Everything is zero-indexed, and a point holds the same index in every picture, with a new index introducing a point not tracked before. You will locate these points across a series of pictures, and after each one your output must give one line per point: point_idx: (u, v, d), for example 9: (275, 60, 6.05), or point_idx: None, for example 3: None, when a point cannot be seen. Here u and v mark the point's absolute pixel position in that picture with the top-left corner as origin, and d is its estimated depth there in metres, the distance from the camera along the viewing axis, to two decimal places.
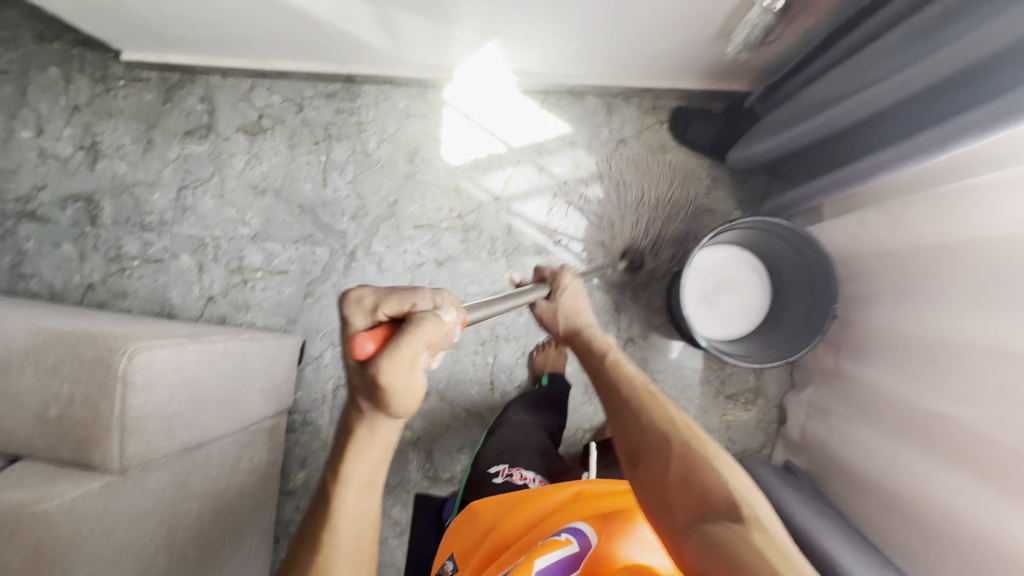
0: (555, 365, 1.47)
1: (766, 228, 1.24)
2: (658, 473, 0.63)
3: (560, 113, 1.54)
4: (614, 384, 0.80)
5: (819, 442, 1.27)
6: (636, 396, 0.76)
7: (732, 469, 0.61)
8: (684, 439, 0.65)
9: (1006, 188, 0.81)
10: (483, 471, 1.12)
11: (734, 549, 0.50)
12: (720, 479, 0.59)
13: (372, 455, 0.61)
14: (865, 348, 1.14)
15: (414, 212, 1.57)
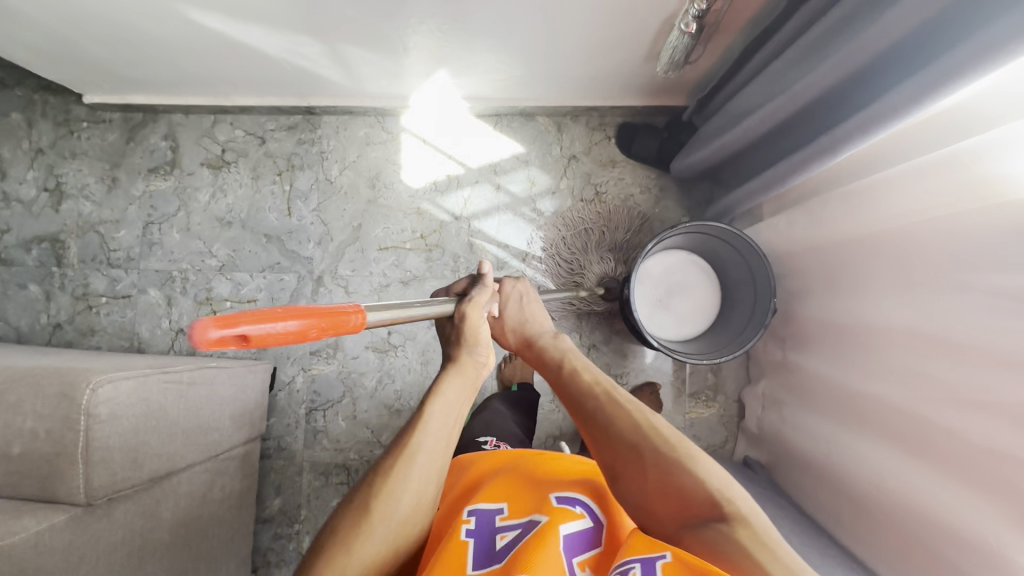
0: (523, 374, 1.53)
1: (709, 233, 1.31)
2: (640, 483, 0.67)
3: (513, 134, 1.62)
4: (576, 390, 0.81)
5: (774, 432, 1.34)
6: (599, 401, 0.78)
7: (706, 465, 0.67)
8: (655, 443, 0.69)
9: (898, 184, 0.89)
10: (471, 438, 1.19)
11: (722, 545, 0.55)
12: (697, 480, 0.64)
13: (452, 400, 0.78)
14: (806, 340, 1.22)
15: (379, 235, 1.62)
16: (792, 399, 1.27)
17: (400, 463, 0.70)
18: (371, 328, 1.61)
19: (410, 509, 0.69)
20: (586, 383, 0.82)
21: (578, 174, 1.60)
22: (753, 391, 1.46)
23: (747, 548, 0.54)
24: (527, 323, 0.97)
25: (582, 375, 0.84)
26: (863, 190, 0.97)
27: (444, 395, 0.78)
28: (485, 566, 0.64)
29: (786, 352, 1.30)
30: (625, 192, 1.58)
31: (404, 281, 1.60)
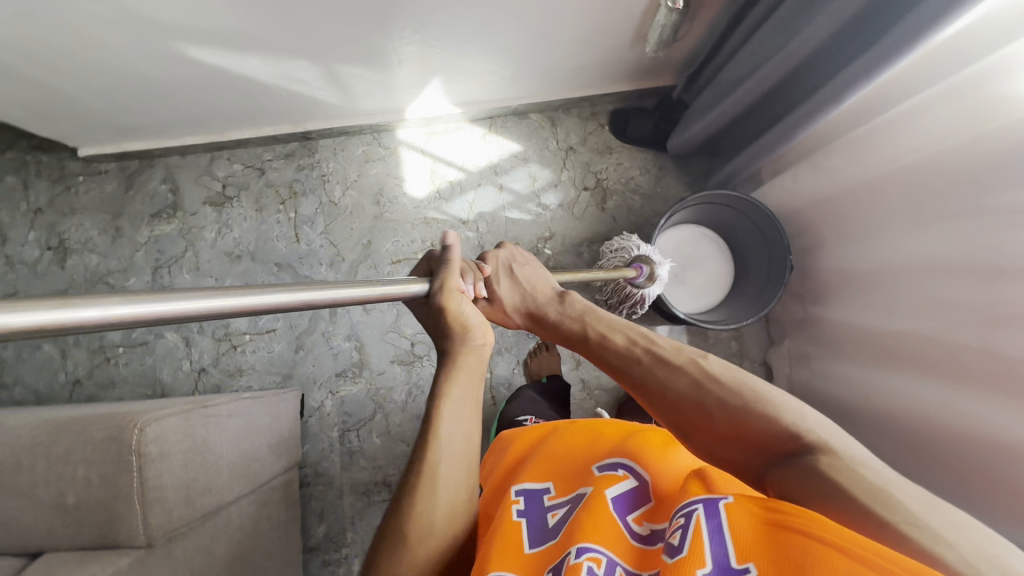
0: (550, 367, 1.52)
1: (717, 202, 1.34)
2: (710, 433, 0.67)
3: (508, 133, 1.65)
4: (616, 355, 0.78)
5: (806, 388, 1.36)
6: (645, 363, 0.75)
7: (778, 402, 0.65)
8: (719, 395, 0.67)
9: (895, 126, 0.93)
10: (511, 418, 1.28)
11: (809, 480, 0.56)
12: (772, 422, 0.63)
13: (467, 379, 0.74)
14: (826, 292, 1.24)
15: (389, 249, 1.63)
16: (821, 352, 1.29)
17: (420, 485, 0.67)
18: (393, 342, 1.62)
19: (452, 492, 0.68)
20: (624, 347, 0.78)
21: (577, 165, 1.63)
22: (778, 351, 1.48)
23: (833, 478, 0.54)
24: (525, 297, 0.91)
25: (617, 338, 0.79)
26: (863, 137, 1.01)
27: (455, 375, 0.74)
28: (541, 544, 0.65)
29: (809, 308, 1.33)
30: (626, 176, 1.62)
31: None
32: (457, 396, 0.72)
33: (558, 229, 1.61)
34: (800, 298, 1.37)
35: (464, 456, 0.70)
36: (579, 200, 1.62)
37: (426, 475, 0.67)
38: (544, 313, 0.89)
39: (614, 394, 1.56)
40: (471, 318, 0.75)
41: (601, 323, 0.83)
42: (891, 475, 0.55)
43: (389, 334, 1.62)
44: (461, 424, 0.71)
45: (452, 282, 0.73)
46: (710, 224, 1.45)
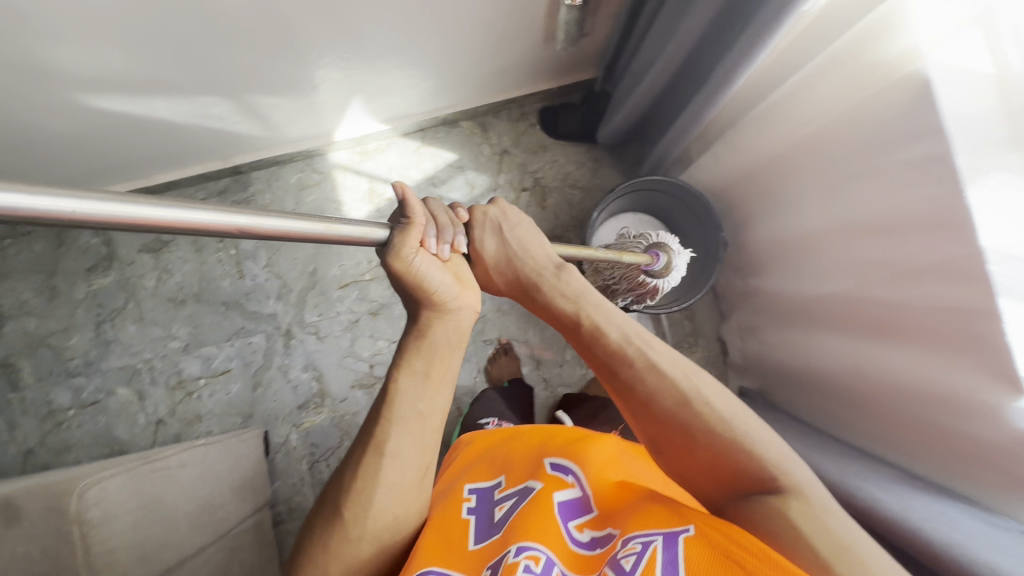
0: (510, 371, 1.54)
1: (648, 187, 1.37)
2: (685, 456, 0.68)
3: (441, 143, 1.65)
4: (608, 357, 0.76)
5: (757, 358, 1.39)
6: (639, 369, 0.73)
7: (764, 438, 0.66)
8: (704, 419, 0.68)
9: (790, 100, 0.96)
10: (473, 421, 1.29)
11: (769, 517, 0.58)
12: (751, 456, 0.64)
13: (431, 350, 0.75)
14: (760, 262, 1.27)
15: (336, 273, 1.62)
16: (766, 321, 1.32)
17: (375, 449, 0.71)
18: (352, 366, 1.60)
19: (398, 467, 0.71)
20: (619, 347, 0.76)
21: (513, 166, 1.64)
22: (729, 325, 1.51)
23: (797, 527, 0.56)
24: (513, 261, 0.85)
25: (611, 338, 0.77)
26: (762, 113, 1.04)
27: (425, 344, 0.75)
28: (484, 541, 0.69)
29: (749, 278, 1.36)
30: (562, 172, 1.63)
31: (371, 312, 1.61)
32: (416, 366, 0.74)
33: None
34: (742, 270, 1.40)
35: (415, 432, 0.72)
36: (520, 201, 1.62)
37: (374, 441, 0.71)
38: (534, 289, 0.84)
39: (578, 389, 1.58)
40: (436, 287, 0.74)
41: (597, 319, 0.79)
42: (851, 530, 0.57)
43: (347, 359, 1.60)
44: (421, 400, 0.73)
45: (408, 244, 0.70)
46: (646, 208, 1.47)
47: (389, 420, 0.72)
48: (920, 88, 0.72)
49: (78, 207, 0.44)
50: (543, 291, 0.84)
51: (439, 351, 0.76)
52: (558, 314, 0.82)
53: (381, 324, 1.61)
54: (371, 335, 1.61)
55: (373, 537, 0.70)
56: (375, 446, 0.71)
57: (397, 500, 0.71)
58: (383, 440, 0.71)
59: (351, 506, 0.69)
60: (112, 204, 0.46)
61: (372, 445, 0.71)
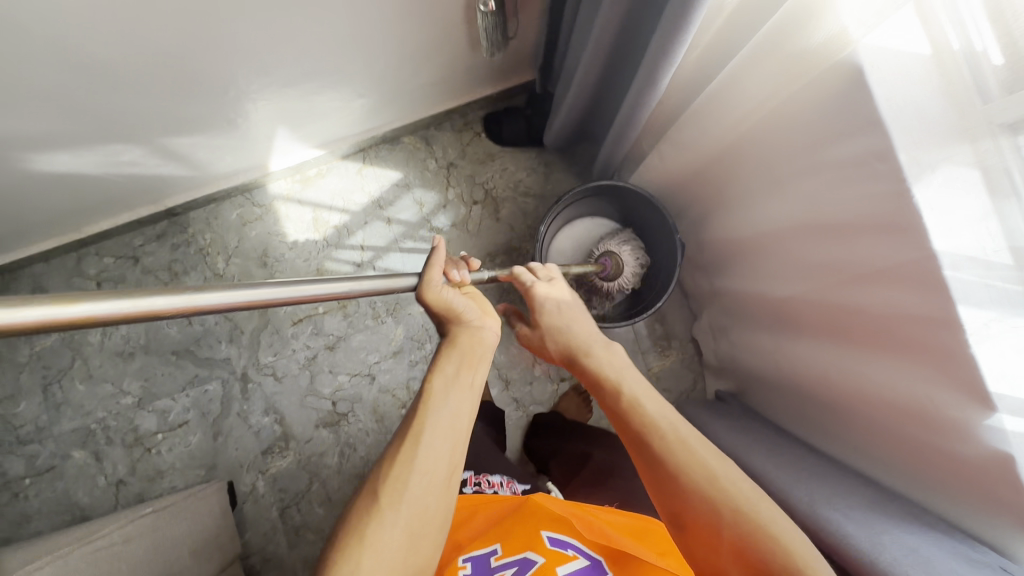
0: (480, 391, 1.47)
1: (598, 191, 1.29)
2: (709, 543, 0.61)
3: (384, 163, 1.57)
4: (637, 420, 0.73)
5: (730, 359, 1.32)
6: (669, 430, 0.70)
7: (792, 531, 0.58)
8: (735, 500, 0.61)
9: (718, 101, 0.88)
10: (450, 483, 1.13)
11: None
12: (778, 550, 0.56)
13: (457, 358, 0.86)
14: (721, 262, 1.20)
15: (288, 310, 1.55)
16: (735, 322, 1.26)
17: (406, 451, 0.71)
18: (314, 405, 1.53)
19: (433, 453, 0.72)
20: (653, 407, 0.74)
21: (462, 180, 1.56)
22: (699, 326, 1.44)
23: None
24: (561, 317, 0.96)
25: (644, 402, 0.75)
26: (693, 116, 0.96)
27: (446, 362, 0.85)
28: None
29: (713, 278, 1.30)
30: (514, 181, 1.55)
31: (329, 346, 1.54)
32: (449, 373, 0.82)
33: (456, 250, 1.54)
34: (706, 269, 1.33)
35: (450, 437, 0.75)
36: (472, 215, 1.55)
37: (411, 438, 0.73)
38: (578, 346, 0.91)
39: (551, 406, 1.51)
40: (463, 309, 0.93)
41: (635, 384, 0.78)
42: None
43: (308, 398, 1.53)
44: (455, 407, 0.78)
45: (431, 275, 0.88)
46: (601, 211, 1.40)
47: (420, 435, 0.73)
48: (853, 76, 0.65)
49: (118, 306, 0.49)
50: (589, 353, 0.88)
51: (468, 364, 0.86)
52: (597, 375, 0.83)
53: (340, 359, 1.54)
54: (330, 371, 1.54)
55: (401, 542, 0.65)
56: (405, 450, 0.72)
57: (427, 506, 0.69)
58: (420, 439, 0.73)
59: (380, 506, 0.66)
60: (143, 299, 0.51)
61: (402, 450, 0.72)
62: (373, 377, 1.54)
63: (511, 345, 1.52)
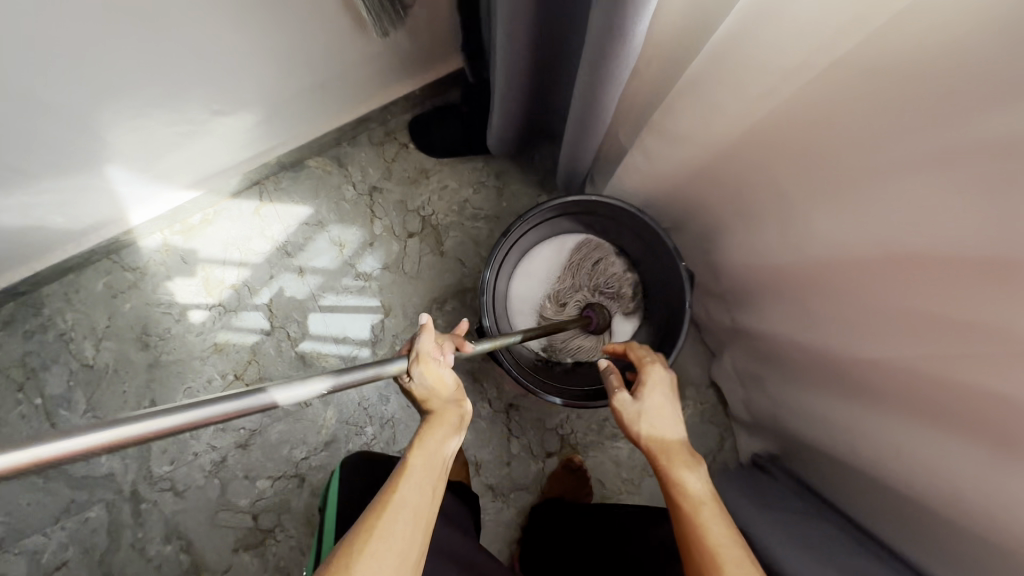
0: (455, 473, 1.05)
1: (566, 208, 0.93)
2: None
3: (288, 196, 1.20)
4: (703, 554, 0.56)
5: (770, 416, 0.96)
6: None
7: None
8: None
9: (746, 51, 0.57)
10: None
11: None
12: None
13: (440, 448, 0.61)
14: (764, 295, 0.86)
15: (184, 401, 1.19)
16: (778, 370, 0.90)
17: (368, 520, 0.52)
18: (230, 522, 1.16)
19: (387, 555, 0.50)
20: (729, 531, 0.57)
21: (390, 208, 1.19)
22: (721, 370, 1.07)
23: None
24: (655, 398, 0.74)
25: (721, 527, 0.58)
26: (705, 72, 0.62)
27: (429, 444, 0.61)
28: None
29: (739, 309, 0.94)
30: (458, 201, 1.19)
31: (240, 444, 1.18)
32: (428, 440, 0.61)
33: (392, 299, 1.18)
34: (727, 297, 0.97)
35: (422, 512, 0.55)
36: (408, 252, 1.18)
37: (380, 503, 0.53)
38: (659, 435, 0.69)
39: (537, 490, 1.14)
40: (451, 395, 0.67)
41: (712, 505, 0.60)
42: None
43: (219, 513, 1.17)
44: (429, 472, 0.58)
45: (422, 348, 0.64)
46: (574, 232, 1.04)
47: (386, 501, 0.54)
48: None
49: (100, 438, 0.40)
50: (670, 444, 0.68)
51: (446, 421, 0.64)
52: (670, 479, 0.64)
53: (256, 458, 1.18)
54: (245, 475, 1.17)
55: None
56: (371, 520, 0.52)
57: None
58: (390, 504, 0.53)
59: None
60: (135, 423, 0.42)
61: (364, 520, 0.52)
62: (303, 477, 1.18)
63: (475, 417, 1.16)
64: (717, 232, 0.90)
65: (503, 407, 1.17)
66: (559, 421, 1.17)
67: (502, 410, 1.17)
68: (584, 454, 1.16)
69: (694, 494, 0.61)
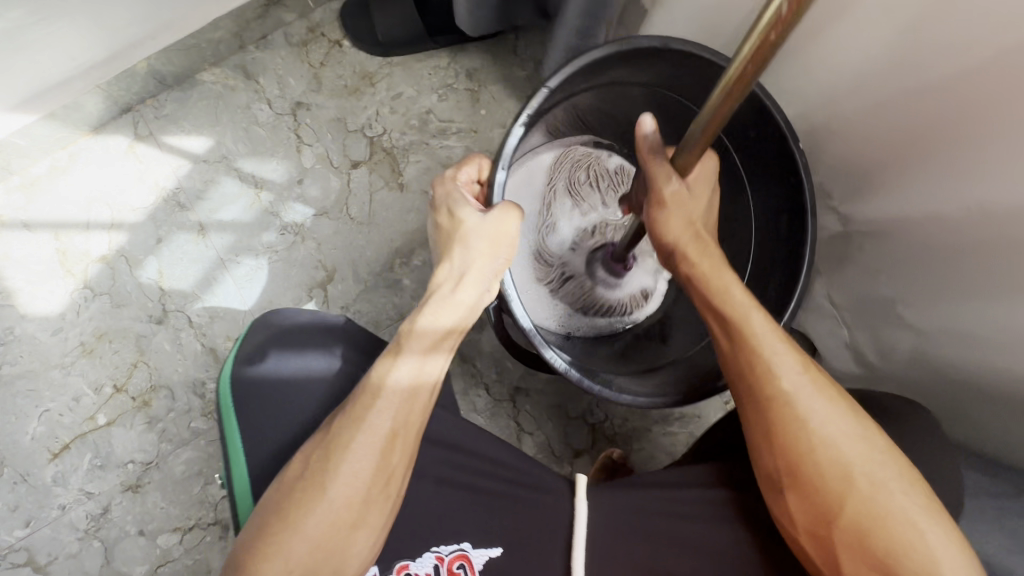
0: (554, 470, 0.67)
1: (609, 78, 0.61)
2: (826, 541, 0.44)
3: (174, 124, 0.84)
4: (806, 444, 0.46)
5: (906, 358, 0.65)
6: (843, 477, 0.45)
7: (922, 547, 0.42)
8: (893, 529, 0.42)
9: None
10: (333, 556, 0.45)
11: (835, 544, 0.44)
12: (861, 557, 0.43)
13: (443, 319, 0.53)
14: (902, 156, 0.57)
15: (41, 432, 0.80)
16: (927, 280, 0.59)
17: (337, 425, 0.48)
18: None
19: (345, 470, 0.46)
20: (845, 420, 0.46)
21: (324, 130, 0.85)
22: (809, 307, 0.76)
23: None
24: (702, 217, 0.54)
25: (831, 412, 0.46)
26: None
27: (429, 321, 0.52)
28: None
29: (849, 200, 0.65)
30: (419, 113, 0.86)
31: (129, 487, 0.80)
32: (421, 322, 0.52)
33: (337, 255, 0.83)
34: (827, 186, 0.67)
35: (416, 405, 0.50)
36: (354, 189, 0.84)
37: (368, 389, 0.49)
38: (727, 285, 0.52)
39: None
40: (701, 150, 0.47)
41: (817, 381, 0.48)
42: None
43: None
44: (427, 363, 0.51)
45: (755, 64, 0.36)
46: (562, 142, 0.72)
47: (378, 393, 0.49)
48: None
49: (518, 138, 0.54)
50: (743, 300, 0.51)
51: (456, 288, 0.53)
52: (756, 353, 0.49)
53: (153, 504, 0.80)
54: (141, 532, 0.80)
55: (306, 553, 0.45)
56: (352, 416, 0.48)
57: (355, 511, 0.46)
58: (379, 392, 0.49)
59: (294, 498, 0.46)
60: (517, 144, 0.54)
61: (339, 417, 0.49)
62: (225, 524, 0.81)
63: (468, 412, 0.81)
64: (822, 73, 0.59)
65: (507, 394, 0.83)
66: (586, 406, 0.83)
67: (506, 398, 0.82)
68: (625, 446, 0.83)
69: (786, 366, 0.48)
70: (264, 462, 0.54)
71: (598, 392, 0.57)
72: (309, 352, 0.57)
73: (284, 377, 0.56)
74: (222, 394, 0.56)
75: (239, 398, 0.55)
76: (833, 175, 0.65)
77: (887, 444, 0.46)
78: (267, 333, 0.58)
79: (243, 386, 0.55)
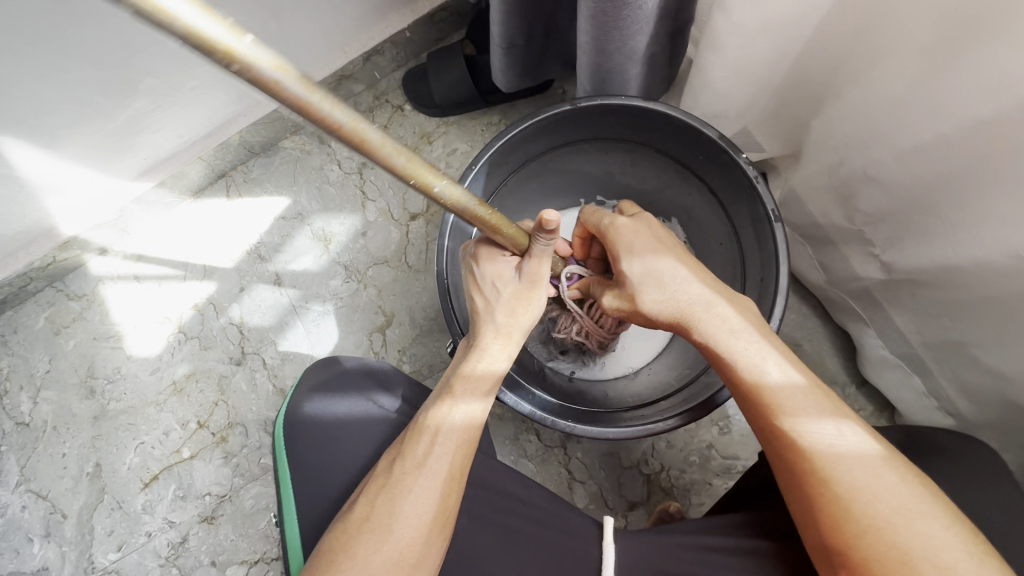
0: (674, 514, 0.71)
1: (561, 134, 0.64)
2: None
3: (259, 186, 0.95)
4: (837, 515, 0.40)
5: (995, 413, 0.58)
6: (895, 528, 0.38)
7: None
8: None
9: None
10: None
11: None
12: None
13: (476, 382, 0.53)
14: (952, 200, 0.51)
15: (136, 463, 0.89)
16: (991, 327, 0.54)
17: (396, 466, 0.49)
18: None
19: (410, 504, 0.46)
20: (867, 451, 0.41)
21: (386, 186, 0.92)
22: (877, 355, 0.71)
23: None
24: (657, 290, 0.51)
25: (866, 472, 0.40)
26: None
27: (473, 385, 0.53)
28: None
29: (892, 248, 0.59)
30: None
31: (205, 519, 0.86)
32: (457, 388, 0.52)
33: (393, 301, 0.89)
34: (868, 234, 0.61)
35: (469, 453, 0.50)
36: (411, 239, 0.90)
37: (427, 428, 0.50)
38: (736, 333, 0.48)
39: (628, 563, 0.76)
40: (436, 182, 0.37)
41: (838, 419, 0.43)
42: None
43: None
44: (474, 402, 0.52)
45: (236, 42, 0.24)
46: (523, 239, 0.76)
47: (436, 440, 0.49)
48: None
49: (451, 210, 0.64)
50: (754, 352, 0.47)
51: (483, 356, 0.53)
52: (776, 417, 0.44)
53: (225, 536, 0.86)
54: (213, 562, 0.85)
55: None
56: (413, 458, 0.49)
57: (418, 552, 0.45)
58: (436, 435, 0.49)
59: (360, 540, 0.45)
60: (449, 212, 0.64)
61: (398, 462, 0.49)
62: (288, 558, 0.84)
63: (518, 457, 0.81)
64: (853, 128, 0.57)
65: (558, 440, 0.81)
66: (640, 455, 0.80)
67: (557, 445, 0.81)
68: (682, 501, 0.78)
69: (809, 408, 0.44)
70: (303, 499, 0.56)
71: (536, 416, 0.59)
72: (348, 400, 0.59)
73: (328, 423, 0.58)
74: (277, 439, 0.58)
75: (289, 442, 0.57)
76: (875, 221, 0.60)
77: (951, 512, 0.39)
78: (317, 378, 0.60)
79: (292, 426, 0.58)
